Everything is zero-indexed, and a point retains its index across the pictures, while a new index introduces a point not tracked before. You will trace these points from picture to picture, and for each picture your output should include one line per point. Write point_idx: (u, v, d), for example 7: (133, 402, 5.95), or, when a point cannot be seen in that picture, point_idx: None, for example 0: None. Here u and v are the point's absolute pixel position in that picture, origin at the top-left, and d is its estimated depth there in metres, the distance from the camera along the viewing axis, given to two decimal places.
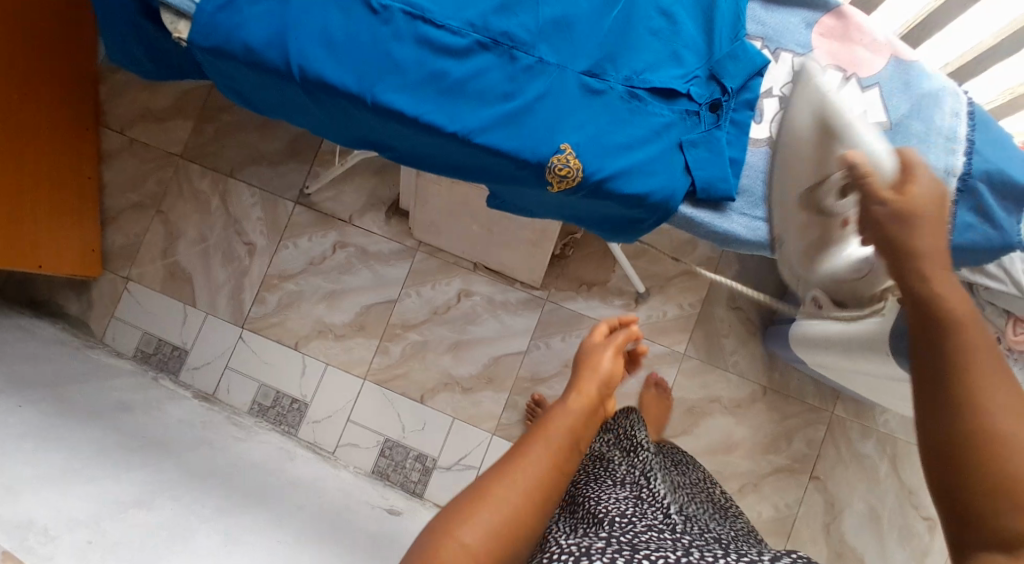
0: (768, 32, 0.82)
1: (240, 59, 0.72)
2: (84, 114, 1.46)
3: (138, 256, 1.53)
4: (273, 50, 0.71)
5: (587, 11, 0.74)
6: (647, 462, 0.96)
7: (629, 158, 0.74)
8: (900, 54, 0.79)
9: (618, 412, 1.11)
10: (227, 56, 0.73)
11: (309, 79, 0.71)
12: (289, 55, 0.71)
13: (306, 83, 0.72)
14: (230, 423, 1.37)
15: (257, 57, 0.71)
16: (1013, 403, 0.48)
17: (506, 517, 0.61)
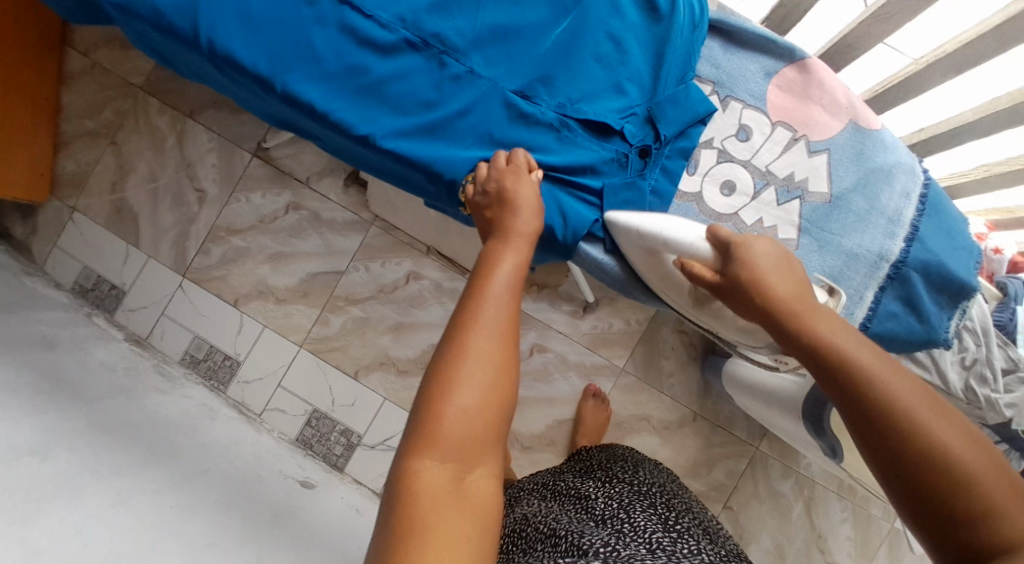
0: (721, 77, 0.80)
1: (146, 21, 0.65)
2: (48, 31, 1.38)
3: (87, 186, 1.48)
4: (181, 15, 0.64)
5: (527, 27, 0.71)
6: (624, 492, 0.86)
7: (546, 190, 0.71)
8: (860, 120, 0.78)
9: (592, 447, 1.09)
10: (133, 15, 0.65)
11: (217, 54, 0.65)
12: (198, 24, 0.64)
13: (214, 58, 0.65)
14: (157, 372, 1.36)
15: (167, 24, 0.64)
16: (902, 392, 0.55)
17: (492, 367, 0.55)
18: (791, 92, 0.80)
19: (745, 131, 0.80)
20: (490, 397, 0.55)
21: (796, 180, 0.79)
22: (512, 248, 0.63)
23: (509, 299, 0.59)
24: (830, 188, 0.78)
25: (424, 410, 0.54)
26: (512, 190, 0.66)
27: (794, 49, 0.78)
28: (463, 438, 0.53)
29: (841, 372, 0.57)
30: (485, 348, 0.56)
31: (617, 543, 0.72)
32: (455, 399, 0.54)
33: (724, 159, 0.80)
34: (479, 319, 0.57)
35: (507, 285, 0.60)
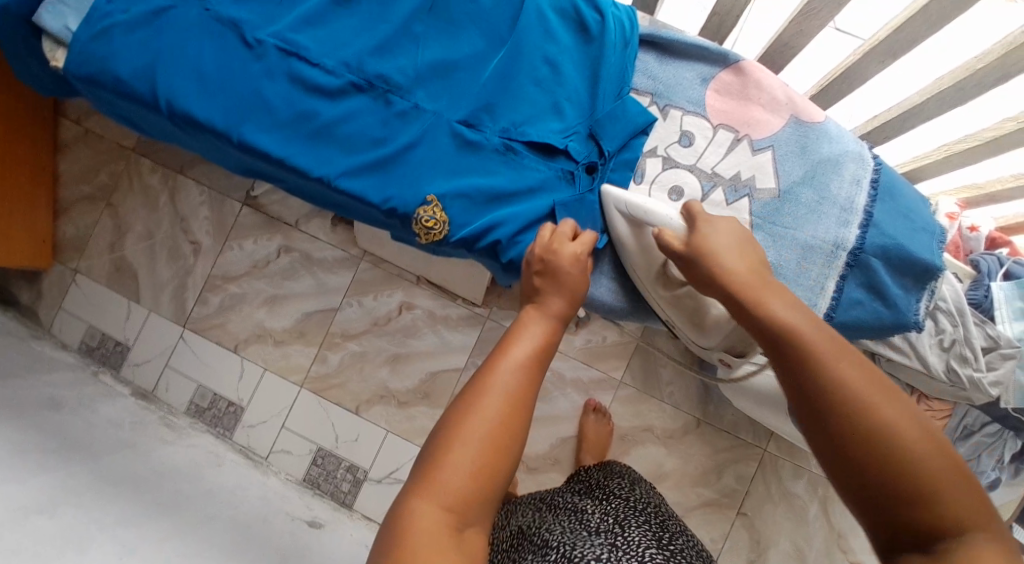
0: (657, 87, 0.81)
1: (110, 90, 0.68)
2: (41, 106, 1.45)
3: (88, 248, 1.53)
4: (140, 81, 0.67)
5: (466, 60, 0.73)
6: (620, 509, 0.87)
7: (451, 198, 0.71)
8: (802, 115, 0.79)
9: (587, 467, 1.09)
10: (99, 85, 0.69)
11: (176, 114, 0.68)
12: (156, 88, 0.67)
13: (174, 117, 0.68)
14: (164, 423, 1.39)
15: (128, 90, 0.68)
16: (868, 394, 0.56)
17: (495, 430, 0.58)
18: (729, 95, 0.80)
19: (688, 136, 0.80)
20: (493, 460, 0.57)
21: (744, 179, 0.79)
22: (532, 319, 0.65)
23: (527, 370, 0.61)
24: (778, 183, 0.79)
25: (428, 454, 0.57)
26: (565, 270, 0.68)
27: (727, 53, 0.80)
28: (456, 493, 0.55)
29: (811, 372, 0.57)
30: (490, 411, 0.58)
31: (609, 557, 0.72)
32: (454, 451, 0.56)
33: (669, 166, 0.81)
34: (488, 381, 0.59)
35: (523, 358, 0.62)
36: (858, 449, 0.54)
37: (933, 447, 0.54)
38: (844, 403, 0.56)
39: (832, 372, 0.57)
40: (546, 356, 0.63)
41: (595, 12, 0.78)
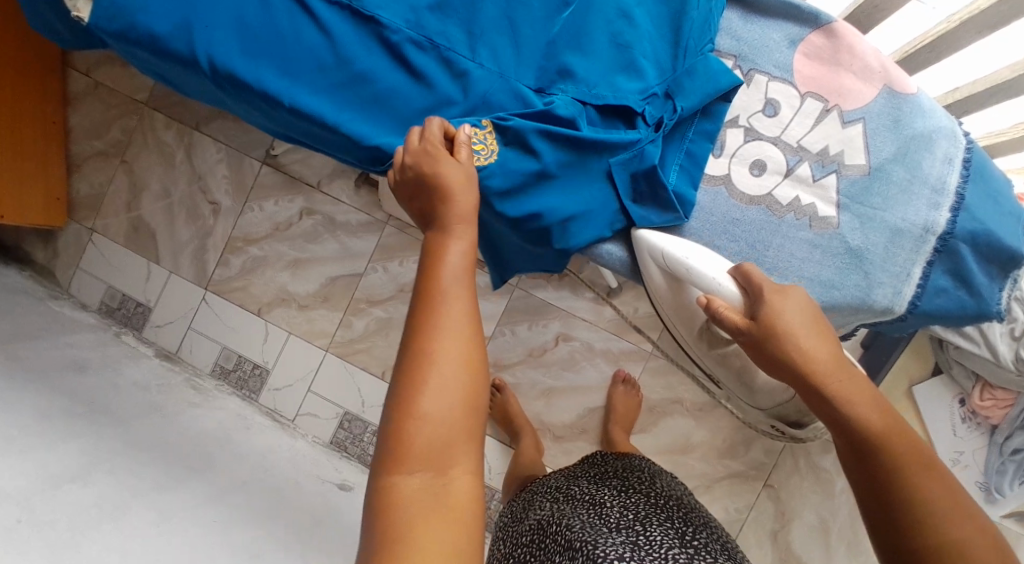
0: (742, 50, 0.75)
1: (144, 47, 0.62)
2: (48, 54, 1.37)
3: (103, 207, 1.48)
4: (177, 38, 0.61)
5: (534, 13, 0.67)
6: (640, 504, 0.84)
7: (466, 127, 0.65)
8: (895, 84, 0.73)
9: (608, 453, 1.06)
10: (129, 42, 0.62)
11: (220, 74, 0.62)
12: (195, 45, 0.61)
13: (216, 78, 0.62)
14: (189, 386, 1.37)
15: (163, 48, 0.62)
16: (933, 481, 0.59)
17: (457, 369, 0.55)
18: (819, 60, 0.75)
19: (773, 105, 0.75)
20: (464, 398, 0.55)
21: (831, 153, 0.74)
22: (461, 236, 0.61)
23: (464, 293, 0.58)
24: (868, 159, 0.74)
25: (395, 412, 0.54)
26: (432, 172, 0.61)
27: (818, 13, 0.74)
28: (430, 448, 0.53)
29: (891, 475, 0.59)
30: (449, 353, 0.55)
31: (631, 557, 0.70)
32: (420, 408, 0.53)
33: (752, 137, 0.76)
34: (436, 291, 0.58)
35: (456, 269, 0.59)
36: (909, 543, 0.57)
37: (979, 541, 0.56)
38: (915, 496, 0.58)
39: (899, 460, 0.60)
40: (472, 264, 0.60)
41: None
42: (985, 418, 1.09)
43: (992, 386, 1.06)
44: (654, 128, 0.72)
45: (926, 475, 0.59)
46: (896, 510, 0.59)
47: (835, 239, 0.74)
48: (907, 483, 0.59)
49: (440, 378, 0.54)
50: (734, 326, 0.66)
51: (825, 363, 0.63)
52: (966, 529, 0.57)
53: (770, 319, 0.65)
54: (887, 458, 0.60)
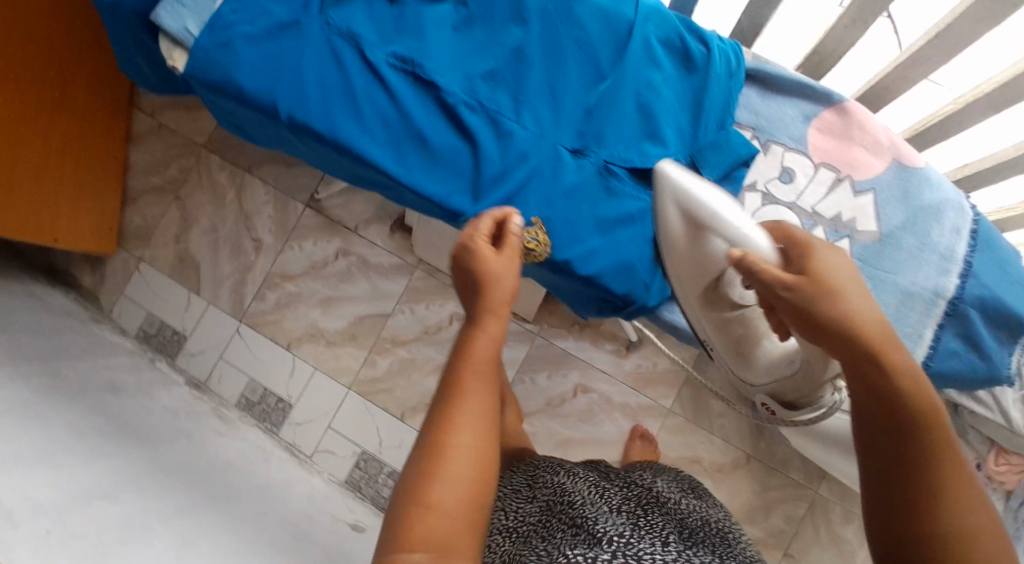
0: (760, 123, 0.79)
1: (235, 99, 0.73)
2: (119, 96, 1.49)
3: (152, 238, 1.56)
4: (264, 94, 0.72)
5: (573, 83, 0.74)
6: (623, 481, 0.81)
7: (509, 187, 0.72)
8: (903, 158, 0.77)
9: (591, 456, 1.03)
10: (222, 93, 0.74)
11: (297, 125, 0.73)
12: (278, 101, 0.72)
13: (294, 128, 0.73)
14: (216, 416, 1.41)
15: (251, 100, 0.73)
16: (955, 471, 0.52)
17: (475, 463, 0.53)
18: (831, 134, 0.78)
19: (789, 173, 0.78)
20: (473, 488, 0.53)
21: (844, 220, 0.77)
22: (491, 321, 0.61)
23: (485, 387, 0.57)
24: (879, 226, 0.77)
25: (405, 496, 0.52)
26: (493, 278, 0.62)
27: (831, 92, 0.78)
28: (438, 535, 0.50)
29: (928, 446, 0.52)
30: (461, 447, 0.53)
31: (630, 537, 0.65)
32: (435, 488, 0.51)
33: (770, 201, 0.79)
34: (461, 380, 0.57)
35: (483, 364, 0.58)
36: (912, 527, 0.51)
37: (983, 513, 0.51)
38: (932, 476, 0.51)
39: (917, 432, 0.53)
40: (497, 355, 0.60)
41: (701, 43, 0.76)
42: (1000, 483, 1.07)
43: (1008, 452, 1.06)
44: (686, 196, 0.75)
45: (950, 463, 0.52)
46: (902, 482, 0.52)
47: None
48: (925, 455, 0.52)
49: (461, 464, 0.53)
50: (778, 281, 0.60)
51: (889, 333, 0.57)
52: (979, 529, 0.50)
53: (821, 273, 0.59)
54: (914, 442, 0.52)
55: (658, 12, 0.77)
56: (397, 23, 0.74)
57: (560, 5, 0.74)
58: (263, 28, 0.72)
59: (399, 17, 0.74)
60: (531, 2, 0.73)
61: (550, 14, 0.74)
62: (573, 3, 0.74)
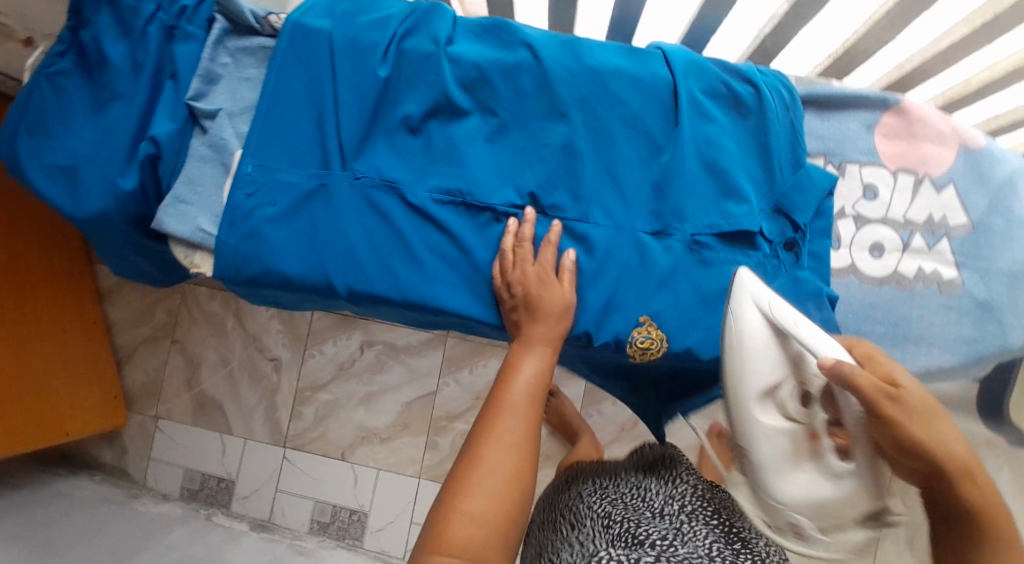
0: (828, 146, 0.72)
1: (282, 288, 0.66)
2: (82, 260, 1.36)
3: (163, 391, 1.45)
4: (313, 274, 0.65)
5: (632, 164, 0.69)
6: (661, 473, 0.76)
7: (601, 291, 0.67)
8: (969, 141, 0.72)
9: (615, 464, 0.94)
10: (265, 285, 0.66)
11: (359, 296, 0.66)
12: (332, 277, 0.65)
13: (356, 299, 0.66)
14: (297, 554, 1.32)
15: (300, 285, 0.65)
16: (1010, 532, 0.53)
17: (504, 483, 0.56)
18: (897, 138, 0.72)
19: (872, 189, 0.72)
20: (502, 508, 0.55)
21: (937, 220, 0.71)
22: (535, 355, 0.63)
23: (529, 415, 0.61)
24: (967, 217, 0.72)
25: (442, 502, 0.56)
26: (540, 294, 0.64)
27: (886, 96, 0.72)
28: (469, 545, 0.53)
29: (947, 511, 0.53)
30: (498, 461, 0.57)
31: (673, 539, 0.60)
32: (461, 504, 0.55)
33: (863, 223, 0.72)
34: (504, 404, 0.61)
35: (525, 391, 0.62)
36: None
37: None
38: None
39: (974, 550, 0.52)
40: (544, 384, 0.63)
41: (745, 83, 0.71)
42: None
43: None
44: (786, 247, 0.69)
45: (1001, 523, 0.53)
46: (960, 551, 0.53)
47: (964, 299, 0.71)
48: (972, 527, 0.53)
49: (491, 479, 0.56)
50: (883, 388, 0.55)
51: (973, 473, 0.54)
52: None
53: (898, 427, 0.53)
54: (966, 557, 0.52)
55: (691, 60, 0.72)
56: (428, 153, 0.68)
57: (593, 86, 0.70)
58: (289, 202, 0.65)
59: (428, 147, 0.68)
60: (565, 94, 0.69)
61: (586, 99, 0.69)
62: (606, 80, 0.70)
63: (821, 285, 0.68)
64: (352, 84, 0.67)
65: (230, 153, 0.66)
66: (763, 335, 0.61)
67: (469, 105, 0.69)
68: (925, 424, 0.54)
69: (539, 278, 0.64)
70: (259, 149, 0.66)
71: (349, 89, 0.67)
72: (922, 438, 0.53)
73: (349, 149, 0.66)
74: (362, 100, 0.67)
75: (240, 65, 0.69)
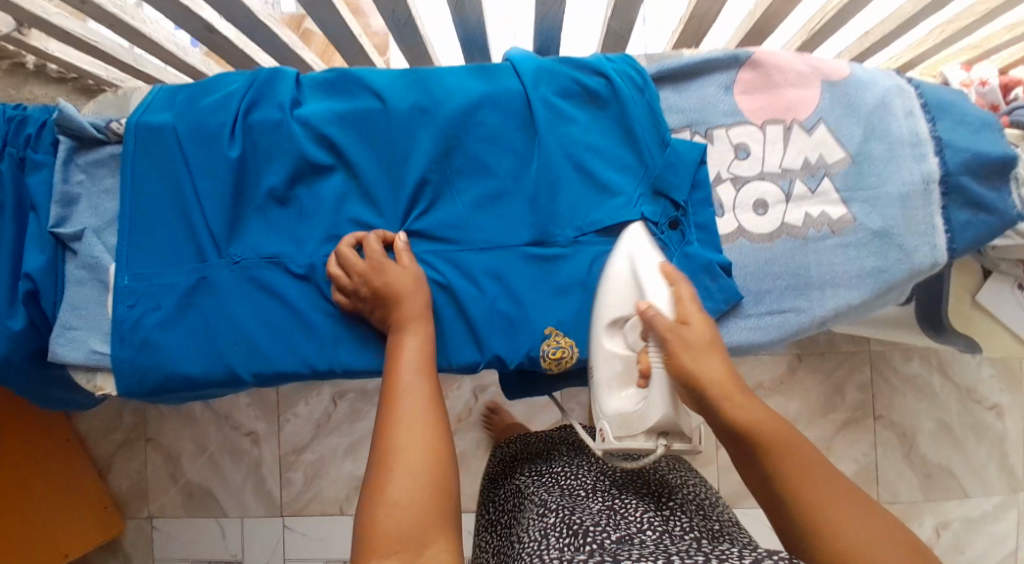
0: (690, 118, 0.73)
1: (186, 390, 0.66)
2: None
3: (150, 491, 1.44)
4: (212, 368, 0.65)
5: (508, 180, 0.70)
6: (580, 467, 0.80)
7: (500, 314, 0.68)
8: (830, 75, 0.72)
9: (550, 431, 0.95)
10: (169, 392, 0.66)
11: (264, 378, 0.65)
12: (232, 366, 0.65)
13: (262, 381, 0.66)
14: None
15: (203, 382, 0.65)
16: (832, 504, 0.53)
17: (422, 462, 0.54)
18: (756, 92, 0.73)
19: (743, 148, 0.72)
20: (428, 488, 0.53)
21: (814, 162, 0.72)
22: (414, 333, 0.62)
23: (428, 389, 0.59)
24: (846, 149, 0.72)
25: (366, 500, 0.53)
26: (385, 283, 0.62)
27: (734, 55, 0.72)
28: (403, 531, 0.51)
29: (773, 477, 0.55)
30: (409, 440, 0.55)
31: (607, 522, 0.66)
32: (387, 493, 0.52)
33: (742, 184, 0.72)
34: (397, 385, 0.58)
35: (417, 368, 0.60)
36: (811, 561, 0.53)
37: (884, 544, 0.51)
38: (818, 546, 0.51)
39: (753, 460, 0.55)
40: (431, 360, 0.61)
41: (595, 76, 0.72)
42: None
43: None
44: (671, 226, 0.71)
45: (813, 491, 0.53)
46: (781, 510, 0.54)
47: (860, 231, 0.70)
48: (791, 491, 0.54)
49: (412, 460, 0.54)
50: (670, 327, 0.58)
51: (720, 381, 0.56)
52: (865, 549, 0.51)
53: (673, 357, 0.58)
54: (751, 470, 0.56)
55: (538, 64, 0.72)
56: (302, 219, 0.68)
57: (447, 115, 0.69)
58: (173, 304, 0.65)
59: (301, 213, 0.68)
60: (422, 130, 0.69)
61: (446, 130, 0.69)
62: (461, 107, 0.69)
63: (708, 253, 0.70)
64: (207, 172, 0.66)
65: (105, 268, 0.66)
66: (626, 280, 0.64)
67: (330, 160, 0.68)
68: (698, 356, 0.57)
69: (375, 266, 0.63)
70: (131, 259, 0.65)
71: (205, 178, 0.66)
72: (688, 367, 0.56)
73: (219, 236, 0.66)
74: (219, 186, 0.66)
75: (95, 179, 0.68)
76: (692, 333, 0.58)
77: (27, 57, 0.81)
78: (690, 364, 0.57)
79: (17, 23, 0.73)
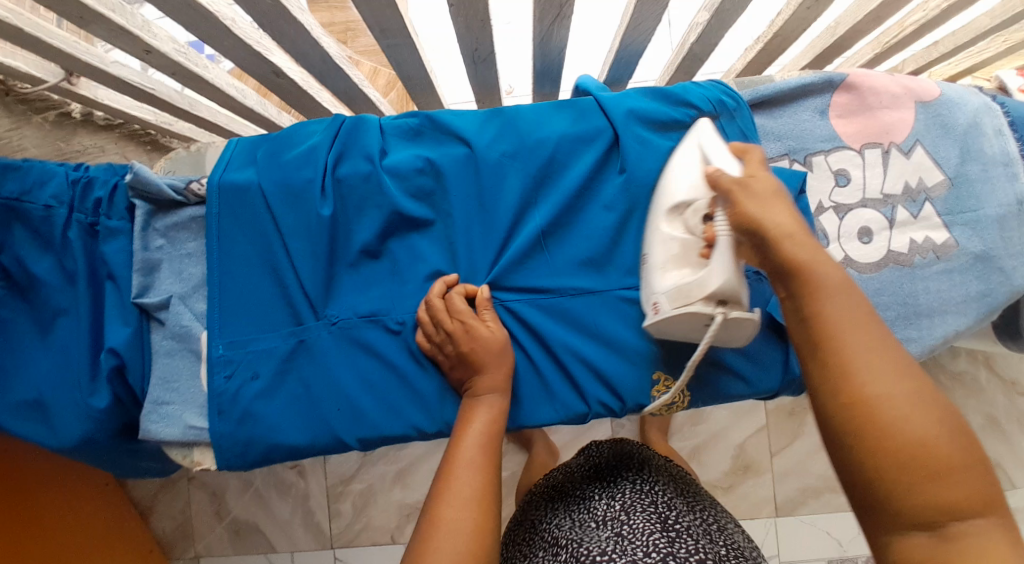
0: (790, 146, 0.71)
1: (289, 459, 0.64)
2: None
3: (195, 529, 1.34)
4: (318, 436, 0.63)
5: (603, 219, 0.66)
6: (598, 488, 0.69)
7: (599, 363, 0.64)
8: (922, 96, 0.70)
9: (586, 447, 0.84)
10: (274, 461, 0.64)
11: (369, 442, 0.63)
12: (337, 433, 0.62)
13: (367, 445, 0.64)
14: None
15: (308, 450, 0.63)
16: (880, 357, 0.45)
17: (467, 543, 0.49)
18: (852, 116, 0.71)
19: (844, 175, 0.71)
20: None
21: (914, 187, 0.70)
22: (488, 405, 0.59)
23: (487, 463, 0.54)
24: (944, 172, 0.70)
25: None
26: (473, 345, 0.59)
27: (829, 77, 0.71)
28: None
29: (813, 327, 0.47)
30: (458, 518, 0.50)
31: (615, 553, 0.57)
32: None
33: (845, 212, 0.71)
34: (457, 457, 0.55)
35: (480, 441, 0.56)
36: (853, 440, 0.44)
37: (960, 450, 0.42)
38: (855, 410, 0.44)
39: (808, 313, 0.48)
40: (499, 432, 0.58)
41: (686, 106, 0.68)
42: None
43: None
44: None
45: (870, 343, 0.45)
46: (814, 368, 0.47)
47: (961, 257, 0.68)
48: (844, 349, 0.45)
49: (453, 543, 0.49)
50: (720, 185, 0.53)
51: (797, 231, 0.49)
52: (917, 420, 0.42)
53: (737, 206, 0.51)
54: (814, 360, 0.46)
55: (626, 98, 0.68)
56: (396, 274, 0.65)
57: (539, 159, 0.66)
58: (271, 371, 0.62)
59: (396, 268, 0.65)
60: (513, 175, 0.66)
61: (536, 173, 0.66)
62: (552, 149, 0.66)
63: None
64: (298, 231, 0.63)
65: (195, 337, 0.63)
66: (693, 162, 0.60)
67: (423, 211, 0.65)
68: (760, 200, 0.51)
69: (465, 329, 0.59)
70: (225, 328, 0.63)
71: (297, 237, 0.63)
72: (753, 213, 0.50)
73: (316, 298, 0.63)
74: (313, 245, 0.63)
75: (175, 243, 0.65)
76: (757, 184, 0.52)
77: (72, 104, 0.75)
78: (756, 209, 0.50)
79: (65, 71, 0.67)
